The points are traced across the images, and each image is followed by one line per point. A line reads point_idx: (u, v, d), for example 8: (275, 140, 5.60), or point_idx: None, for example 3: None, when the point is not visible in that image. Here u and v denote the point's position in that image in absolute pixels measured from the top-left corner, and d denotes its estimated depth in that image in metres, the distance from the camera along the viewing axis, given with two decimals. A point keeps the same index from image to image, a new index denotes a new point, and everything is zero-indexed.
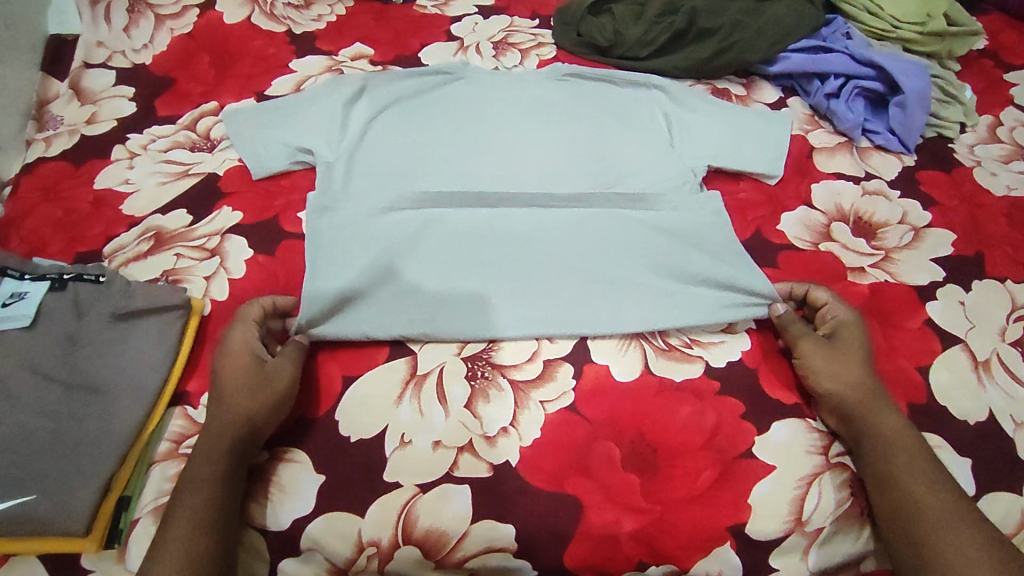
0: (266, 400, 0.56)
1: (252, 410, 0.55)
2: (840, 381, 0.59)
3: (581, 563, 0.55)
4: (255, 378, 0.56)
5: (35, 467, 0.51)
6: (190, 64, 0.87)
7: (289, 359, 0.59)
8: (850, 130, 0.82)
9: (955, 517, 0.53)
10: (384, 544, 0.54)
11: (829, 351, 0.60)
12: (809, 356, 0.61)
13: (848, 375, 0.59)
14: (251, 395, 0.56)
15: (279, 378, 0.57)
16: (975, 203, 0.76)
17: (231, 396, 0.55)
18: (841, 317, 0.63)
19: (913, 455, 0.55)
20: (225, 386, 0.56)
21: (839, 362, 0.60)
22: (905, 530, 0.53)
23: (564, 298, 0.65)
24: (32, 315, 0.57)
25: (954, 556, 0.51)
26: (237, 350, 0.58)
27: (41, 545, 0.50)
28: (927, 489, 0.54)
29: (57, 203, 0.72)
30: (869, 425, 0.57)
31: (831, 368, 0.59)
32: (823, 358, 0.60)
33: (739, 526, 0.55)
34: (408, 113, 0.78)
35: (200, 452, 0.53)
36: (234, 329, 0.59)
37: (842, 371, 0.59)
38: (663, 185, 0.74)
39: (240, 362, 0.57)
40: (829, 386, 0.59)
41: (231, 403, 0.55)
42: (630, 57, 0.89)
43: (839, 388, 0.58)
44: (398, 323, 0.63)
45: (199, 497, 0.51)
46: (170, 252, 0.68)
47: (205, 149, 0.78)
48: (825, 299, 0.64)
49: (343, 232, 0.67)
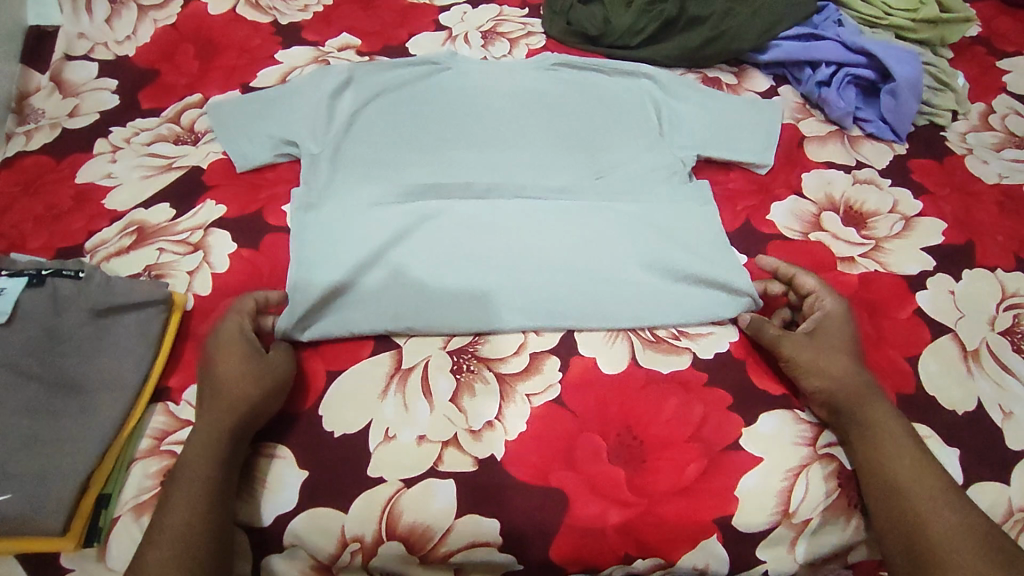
0: (263, 389, 0.55)
1: (247, 401, 0.54)
2: (823, 374, 0.58)
3: (567, 557, 0.54)
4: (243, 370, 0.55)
5: (12, 465, 0.50)
6: (174, 55, 0.86)
7: (281, 351, 0.59)
8: (842, 118, 0.81)
9: (945, 507, 0.52)
10: (368, 539, 0.54)
11: (816, 342, 0.60)
12: (791, 347, 0.60)
13: (832, 366, 0.58)
14: (247, 384, 0.55)
15: (270, 370, 0.56)
16: (966, 192, 0.76)
17: (218, 387, 0.55)
18: (827, 305, 0.62)
19: (902, 443, 0.55)
20: (219, 376, 0.55)
21: (827, 353, 0.59)
22: (896, 522, 0.53)
23: (552, 290, 0.64)
24: (9, 311, 0.56)
25: (945, 547, 0.51)
26: (231, 341, 0.57)
27: (19, 545, 0.49)
28: (916, 479, 0.54)
29: (37, 197, 0.72)
30: (857, 415, 0.56)
31: (816, 361, 0.59)
32: (810, 350, 0.59)
33: (726, 518, 0.55)
34: (394, 104, 0.77)
35: (190, 449, 0.52)
36: (225, 320, 0.58)
37: (825, 363, 0.58)
38: (652, 175, 0.73)
39: (235, 353, 0.56)
40: (816, 377, 0.58)
41: (226, 393, 0.54)
42: (620, 45, 0.88)
43: (825, 380, 0.58)
44: (384, 318, 0.62)
45: (189, 494, 0.50)
46: (153, 247, 0.67)
47: (188, 142, 0.77)
48: (813, 287, 0.63)
49: (328, 225, 0.67)
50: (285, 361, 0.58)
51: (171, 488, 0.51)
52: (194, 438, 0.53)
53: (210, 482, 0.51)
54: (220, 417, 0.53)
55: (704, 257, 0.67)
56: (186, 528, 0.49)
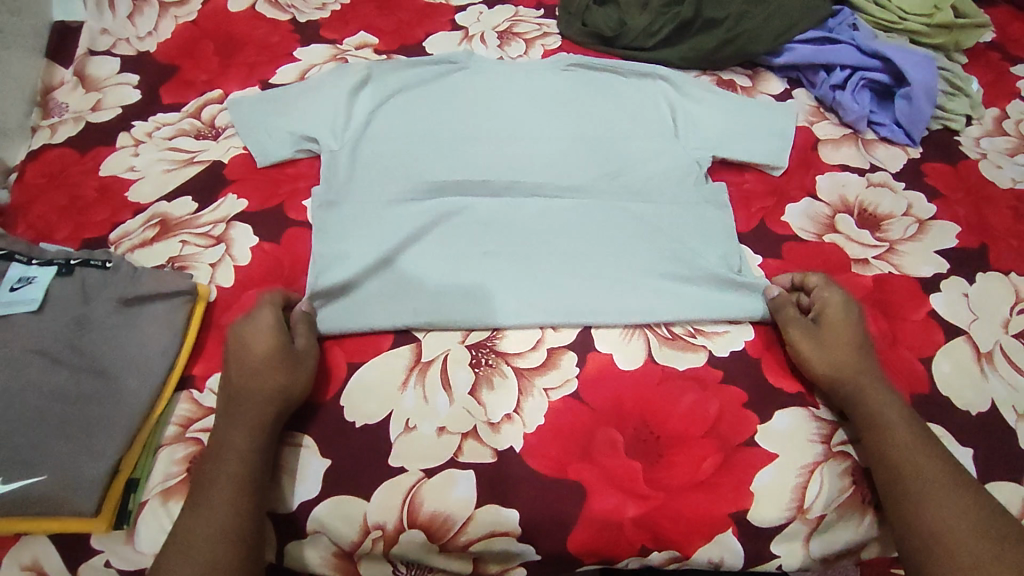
0: (301, 380, 0.57)
1: (280, 389, 0.55)
2: (830, 362, 0.59)
3: (584, 548, 0.55)
4: (283, 362, 0.56)
5: (45, 448, 0.52)
6: (195, 51, 0.87)
7: (308, 339, 0.59)
8: (856, 122, 0.82)
9: (940, 488, 0.53)
10: (389, 527, 0.54)
11: (815, 333, 0.61)
12: (796, 336, 0.61)
13: (839, 353, 0.59)
14: (281, 377, 0.55)
15: (305, 363, 0.58)
16: (980, 196, 0.76)
17: (253, 377, 0.55)
18: (830, 296, 0.63)
19: (905, 428, 0.55)
20: (252, 363, 0.56)
21: (829, 342, 0.60)
22: (897, 499, 0.54)
23: (568, 287, 0.65)
24: (40, 299, 0.57)
25: (941, 524, 0.51)
26: (264, 333, 0.56)
27: (53, 525, 0.50)
28: (914, 459, 0.54)
29: (62, 189, 0.73)
30: (860, 402, 0.57)
31: (820, 352, 0.60)
32: (812, 340, 0.60)
33: (741, 512, 0.56)
34: (412, 102, 0.78)
35: (227, 453, 0.52)
36: (259, 308, 0.58)
37: (831, 351, 0.59)
38: (666, 176, 0.74)
39: (268, 342, 0.56)
40: (818, 364, 0.59)
41: (258, 385, 0.55)
42: (635, 47, 0.88)
43: (829, 366, 0.59)
44: (403, 316, 0.63)
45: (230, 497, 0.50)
46: (176, 239, 0.68)
47: (209, 137, 0.78)
48: (817, 283, 0.64)
49: (349, 222, 0.67)
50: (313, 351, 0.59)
51: (210, 477, 0.51)
52: (228, 432, 0.53)
53: (249, 469, 0.52)
54: (258, 409, 0.54)
55: (717, 259, 0.68)
56: (227, 525, 0.49)
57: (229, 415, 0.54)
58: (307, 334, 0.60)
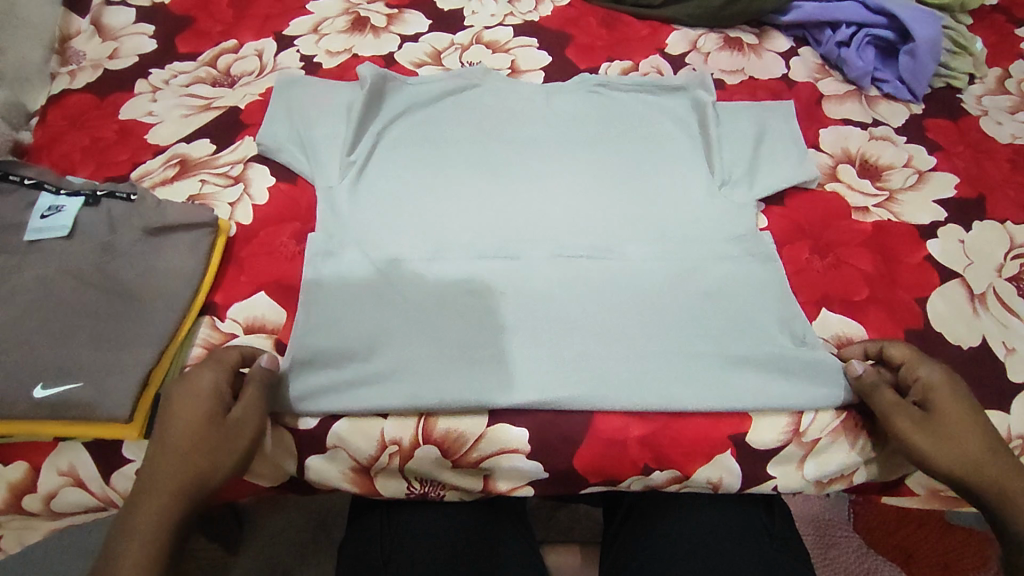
0: (229, 463, 0.51)
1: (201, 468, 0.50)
2: (952, 452, 0.55)
3: (590, 465, 0.58)
4: (216, 432, 0.51)
5: (78, 359, 0.54)
6: (209, 4, 0.88)
7: (249, 405, 0.53)
8: (860, 78, 0.83)
9: None
10: (405, 442, 0.57)
11: (927, 421, 0.56)
12: (904, 423, 0.56)
13: (959, 443, 0.55)
14: (208, 455, 0.50)
15: (242, 432, 0.52)
16: (979, 149, 0.78)
17: (171, 452, 0.50)
18: (927, 374, 0.57)
19: None
20: (179, 437, 0.50)
21: (954, 436, 0.55)
22: None
23: (589, 340, 0.61)
24: (70, 226, 0.60)
25: None
26: (199, 395, 0.52)
27: (90, 430, 0.53)
28: None
29: (83, 131, 0.75)
30: (987, 492, 0.54)
31: (940, 443, 0.55)
32: (927, 438, 0.55)
33: (740, 435, 0.59)
34: (419, 157, 0.72)
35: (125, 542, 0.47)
36: (201, 368, 0.54)
37: (951, 441, 0.55)
38: (674, 134, 0.76)
39: (198, 413, 0.51)
40: (936, 457, 0.55)
41: (175, 459, 0.49)
42: (643, 4, 0.90)
43: (952, 458, 0.55)
44: (400, 395, 0.57)
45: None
46: (195, 179, 0.70)
47: (226, 85, 0.80)
48: (904, 357, 0.58)
49: (368, 173, 0.70)
50: (250, 425, 0.53)
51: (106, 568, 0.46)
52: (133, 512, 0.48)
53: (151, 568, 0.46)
54: (171, 487, 0.49)
55: (778, 328, 0.63)
56: None
57: (136, 496, 0.48)
58: (249, 401, 0.53)
